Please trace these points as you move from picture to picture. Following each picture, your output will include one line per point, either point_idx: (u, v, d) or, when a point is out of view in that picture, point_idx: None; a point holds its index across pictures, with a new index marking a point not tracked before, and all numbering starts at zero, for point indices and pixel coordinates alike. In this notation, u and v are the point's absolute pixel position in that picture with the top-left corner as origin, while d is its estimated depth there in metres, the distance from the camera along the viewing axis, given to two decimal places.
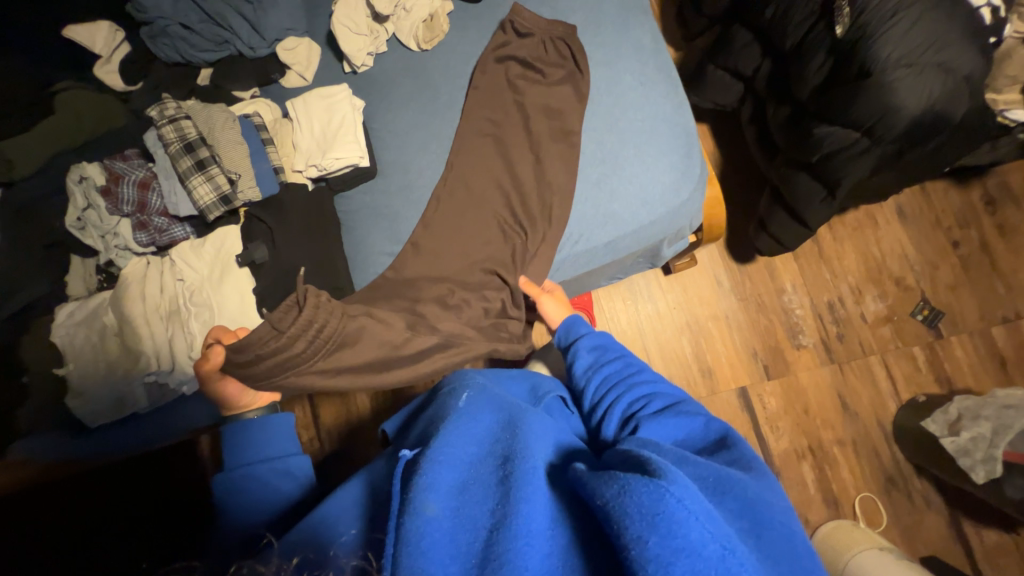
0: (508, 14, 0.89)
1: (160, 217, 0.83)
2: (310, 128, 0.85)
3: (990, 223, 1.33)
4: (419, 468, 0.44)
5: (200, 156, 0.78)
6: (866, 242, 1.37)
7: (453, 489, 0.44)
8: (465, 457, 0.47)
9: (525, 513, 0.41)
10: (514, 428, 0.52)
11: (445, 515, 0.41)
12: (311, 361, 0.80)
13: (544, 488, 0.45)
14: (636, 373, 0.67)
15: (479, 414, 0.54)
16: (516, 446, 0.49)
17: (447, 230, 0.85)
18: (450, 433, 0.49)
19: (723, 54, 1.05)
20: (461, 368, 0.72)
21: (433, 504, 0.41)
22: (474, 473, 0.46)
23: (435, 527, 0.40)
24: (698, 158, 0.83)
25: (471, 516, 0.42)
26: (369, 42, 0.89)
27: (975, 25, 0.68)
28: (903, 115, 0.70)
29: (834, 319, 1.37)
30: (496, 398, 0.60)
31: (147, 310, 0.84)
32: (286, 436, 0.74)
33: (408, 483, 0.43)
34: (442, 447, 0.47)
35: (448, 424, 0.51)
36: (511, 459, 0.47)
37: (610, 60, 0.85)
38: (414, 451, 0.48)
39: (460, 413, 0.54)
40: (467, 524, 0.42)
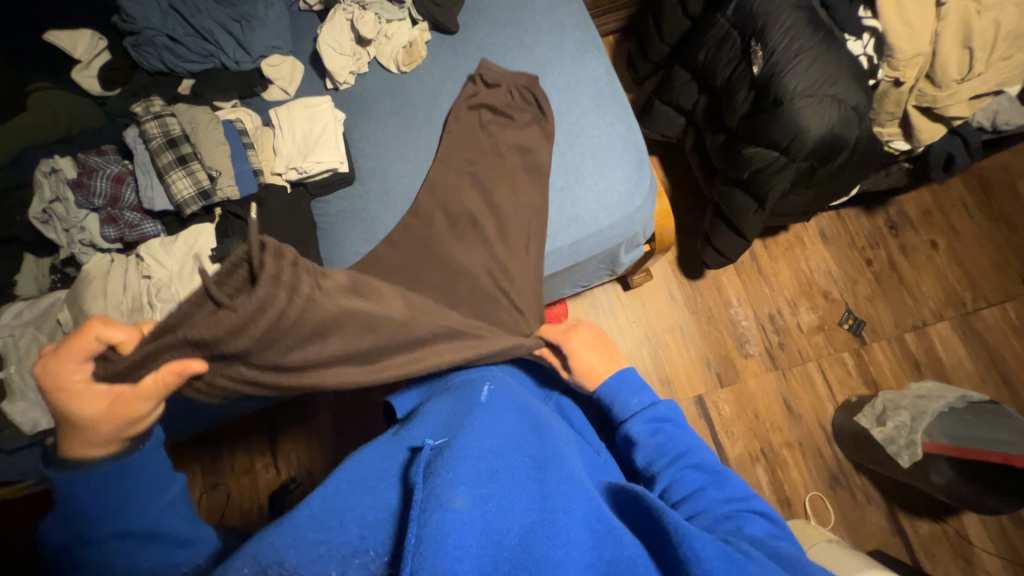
0: (478, 69, 0.98)
1: (132, 212, 0.83)
2: (291, 134, 0.90)
3: (895, 244, 1.54)
4: (444, 463, 0.46)
5: (182, 152, 0.81)
6: (797, 260, 1.54)
7: (483, 478, 0.46)
8: (487, 452, 0.49)
9: (562, 524, 0.46)
10: (541, 437, 0.58)
11: (474, 509, 0.42)
12: (267, 350, 0.63)
13: (578, 498, 0.50)
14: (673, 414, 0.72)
15: (502, 414, 0.59)
16: (542, 453, 0.55)
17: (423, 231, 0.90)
18: (472, 431, 0.52)
19: (666, 91, 1.21)
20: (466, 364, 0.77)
21: (459, 498, 0.42)
22: (504, 464, 0.49)
23: (460, 520, 0.41)
24: (648, 171, 0.93)
25: (504, 510, 0.44)
26: (351, 62, 0.97)
27: (856, 67, 0.85)
28: (810, 136, 0.85)
29: (775, 329, 1.50)
30: (516, 400, 0.64)
31: (109, 307, 0.82)
32: (167, 472, 0.56)
33: (433, 475, 0.45)
34: (468, 443, 0.50)
35: (475, 424, 0.54)
36: (543, 466, 0.53)
37: (570, 86, 0.96)
38: (434, 443, 0.52)
39: (485, 412, 0.57)
40: (497, 516, 0.44)
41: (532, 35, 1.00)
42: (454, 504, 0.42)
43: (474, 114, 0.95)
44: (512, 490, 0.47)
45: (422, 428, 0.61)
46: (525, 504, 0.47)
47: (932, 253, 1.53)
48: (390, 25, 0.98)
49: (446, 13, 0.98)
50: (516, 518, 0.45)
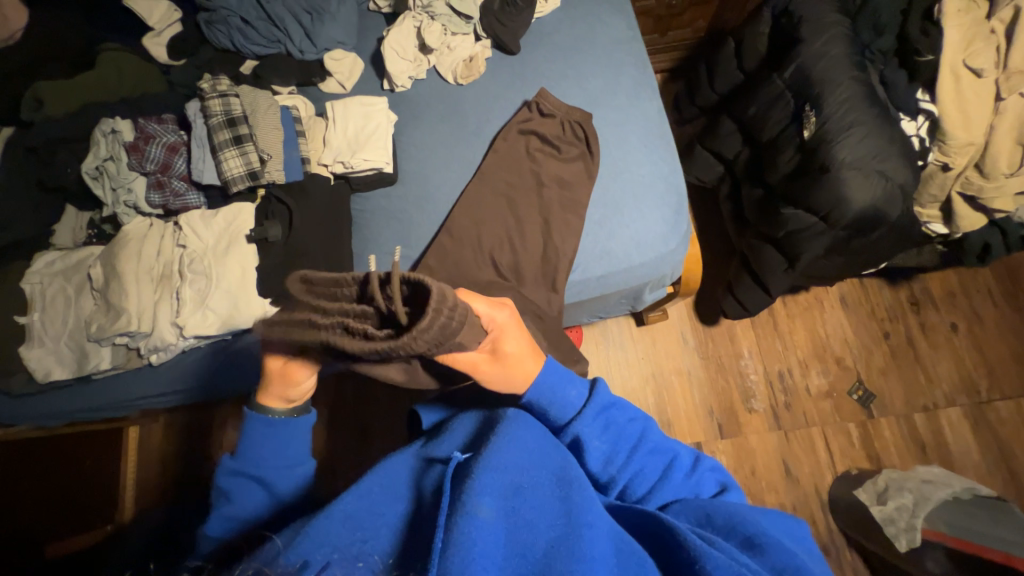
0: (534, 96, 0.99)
1: (180, 181, 0.85)
2: (343, 129, 0.92)
3: (914, 320, 1.53)
4: (472, 473, 0.48)
5: (239, 132, 0.82)
6: (814, 322, 1.53)
7: (506, 492, 0.48)
8: (516, 465, 0.51)
9: (587, 539, 0.46)
10: (564, 452, 0.58)
11: (496, 517, 0.45)
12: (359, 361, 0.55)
13: (601, 515, 0.50)
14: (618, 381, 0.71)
15: (531, 427, 0.59)
16: (568, 469, 0.55)
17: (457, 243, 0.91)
18: (501, 441, 0.53)
19: (711, 139, 1.22)
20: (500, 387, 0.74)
21: (484, 508, 0.44)
22: (527, 479, 0.51)
23: (485, 531, 0.43)
24: (686, 216, 0.94)
25: (526, 522, 0.47)
26: (411, 67, 0.99)
27: (907, 146, 0.85)
28: (852, 207, 0.85)
29: (783, 388, 1.49)
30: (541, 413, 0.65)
31: (139, 271, 0.83)
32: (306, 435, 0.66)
33: (460, 485, 0.47)
34: (498, 454, 0.51)
35: (502, 432, 0.55)
36: (568, 482, 0.53)
37: (621, 122, 0.98)
38: (462, 455, 0.53)
39: (511, 421, 0.58)
40: (520, 530, 0.46)
41: (590, 67, 1.01)
42: (481, 514, 0.44)
43: (523, 135, 0.97)
44: (534, 505, 0.49)
45: (452, 436, 0.63)
46: (551, 517, 0.48)
47: (951, 335, 1.51)
48: (455, 38, 1.00)
49: (510, 33, 1.00)
50: (540, 532, 0.47)
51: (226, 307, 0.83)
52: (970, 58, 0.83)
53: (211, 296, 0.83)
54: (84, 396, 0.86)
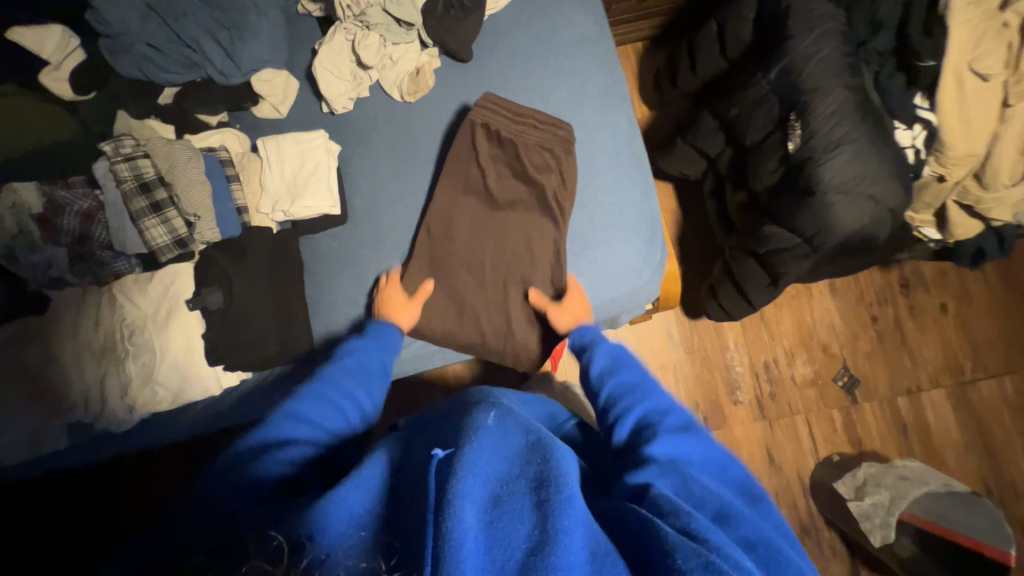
0: (485, 103, 0.87)
1: (103, 250, 0.77)
2: (279, 171, 0.83)
3: (903, 302, 1.49)
4: (453, 473, 0.42)
5: (156, 198, 0.74)
6: (801, 309, 1.50)
7: (486, 501, 0.41)
8: (496, 466, 0.44)
9: (566, 550, 0.38)
10: (545, 441, 0.47)
11: (475, 528, 0.39)
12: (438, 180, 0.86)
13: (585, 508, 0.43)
14: (652, 386, 0.67)
15: (511, 426, 0.49)
16: (548, 463, 0.44)
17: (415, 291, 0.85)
18: (486, 435, 0.46)
19: (691, 134, 1.12)
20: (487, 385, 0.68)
21: (467, 514, 0.39)
22: (509, 484, 0.43)
23: (469, 536, 0.38)
24: (660, 245, 0.87)
25: (505, 532, 0.40)
26: (351, 87, 0.88)
27: (900, 163, 0.77)
28: (837, 232, 0.79)
29: (768, 378, 1.49)
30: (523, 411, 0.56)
31: (80, 348, 0.79)
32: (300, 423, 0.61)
33: (439, 492, 0.41)
34: (476, 454, 0.43)
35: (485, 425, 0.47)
36: (547, 482, 0.42)
37: (588, 138, 0.88)
38: (444, 450, 0.46)
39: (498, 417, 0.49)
40: (500, 542, 0.39)
41: (552, 74, 0.90)
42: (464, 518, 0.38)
43: (480, 158, 0.87)
44: (519, 503, 0.41)
45: (428, 427, 0.56)
46: (527, 524, 0.40)
47: (940, 316, 1.49)
48: (396, 49, 0.88)
49: (460, 40, 0.88)
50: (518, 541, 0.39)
51: (176, 381, 0.79)
52: (976, 60, 0.73)
53: (159, 370, 0.78)
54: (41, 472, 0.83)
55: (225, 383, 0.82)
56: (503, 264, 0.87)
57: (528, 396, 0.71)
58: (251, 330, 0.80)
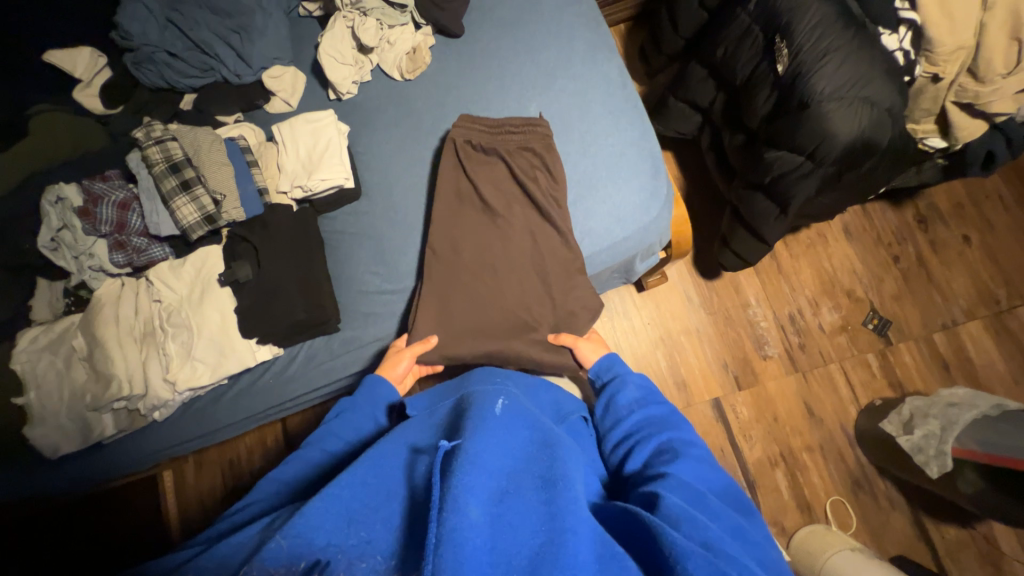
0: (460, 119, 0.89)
1: (139, 237, 0.83)
2: (295, 151, 0.88)
3: (924, 239, 1.46)
4: (456, 468, 0.44)
5: (185, 177, 0.79)
6: (819, 258, 1.48)
7: (493, 496, 0.45)
8: (500, 468, 0.48)
9: (571, 547, 0.42)
10: (550, 449, 0.53)
11: (484, 521, 0.42)
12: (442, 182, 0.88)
13: (586, 515, 0.47)
14: (675, 422, 0.68)
15: (514, 432, 0.54)
16: (554, 469, 0.50)
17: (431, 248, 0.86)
18: (490, 435, 0.50)
19: (682, 88, 1.15)
20: (488, 369, 0.71)
21: (473, 508, 0.41)
22: (514, 482, 0.48)
23: (474, 531, 0.40)
24: (664, 179, 0.89)
25: (511, 526, 0.43)
26: (354, 71, 0.94)
27: (891, 64, 0.79)
28: (839, 141, 0.80)
29: (795, 330, 1.46)
30: (524, 412, 0.59)
31: (121, 334, 0.82)
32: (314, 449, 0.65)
33: (444, 482, 0.44)
34: (478, 451, 0.47)
35: (490, 428, 0.51)
36: (553, 483, 0.48)
37: (582, 90, 0.92)
38: (450, 442, 0.49)
39: (501, 422, 0.53)
40: (506, 535, 0.43)
41: (541, 37, 0.95)
42: (471, 517, 0.41)
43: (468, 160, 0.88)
44: (526, 507, 0.46)
45: (437, 427, 0.59)
46: (534, 524, 0.44)
47: (964, 248, 1.45)
48: (392, 31, 0.94)
49: (452, 16, 0.94)
50: (525, 539, 0.43)
51: (214, 356, 0.82)
52: None
53: (196, 347, 0.82)
54: (99, 462, 0.87)
55: (260, 356, 0.85)
56: (514, 214, 0.88)
57: (527, 381, 0.72)
58: (280, 300, 0.84)
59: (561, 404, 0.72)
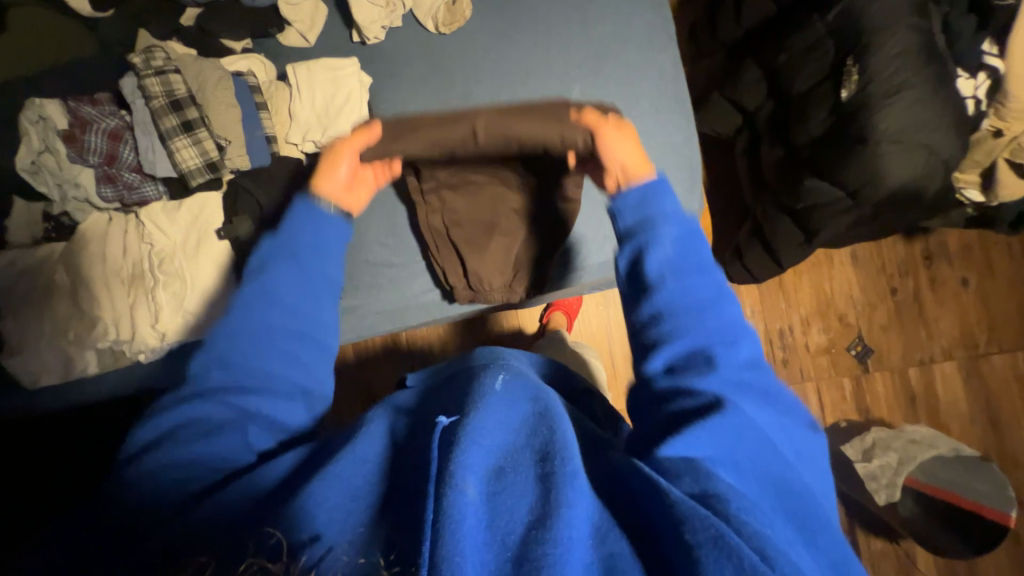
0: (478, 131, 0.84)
1: (132, 173, 0.76)
2: (310, 100, 0.80)
3: (924, 275, 1.48)
4: (456, 444, 0.40)
5: (188, 117, 0.73)
6: (820, 278, 1.49)
7: (491, 473, 0.41)
8: (501, 441, 0.44)
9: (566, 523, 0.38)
10: (551, 420, 0.48)
11: (482, 501, 0.38)
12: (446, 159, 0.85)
13: (586, 492, 0.42)
14: (720, 304, 0.53)
15: (516, 403, 0.49)
16: (553, 441, 0.45)
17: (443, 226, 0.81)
18: (493, 401, 0.46)
19: (730, 86, 1.06)
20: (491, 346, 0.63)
21: (472, 487, 0.38)
22: (514, 457, 0.43)
23: (471, 514, 0.37)
24: (699, 193, 0.87)
25: (508, 506, 0.39)
26: (384, 14, 0.83)
27: (959, 112, 0.75)
28: (887, 183, 0.77)
29: (782, 345, 1.48)
30: (529, 381, 0.54)
31: (108, 273, 0.77)
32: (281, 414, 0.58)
33: (440, 460, 0.40)
34: (482, 425, 0.43)
35: (493, 402, 0.46)
36: (550, 456, 0.43)
37: (630, 80, 0.85)
38: (448, 417, 0.45)
39: (502, 394, 0.49)
40: (502, 515, 0.39)
41: (596, 10, 0.86)
42: (467, 498, 0.37)
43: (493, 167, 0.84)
44: (523, 485, 0.41)
45: (423, 393, 0.57)
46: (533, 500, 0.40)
47: (960, 290, 1.48)
48: None
49: None
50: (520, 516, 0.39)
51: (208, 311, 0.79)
52: None
53: (189, 300, 0.78)
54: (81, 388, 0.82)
55: None
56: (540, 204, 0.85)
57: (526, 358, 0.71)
58: None
59: (564, 376, 0.70)
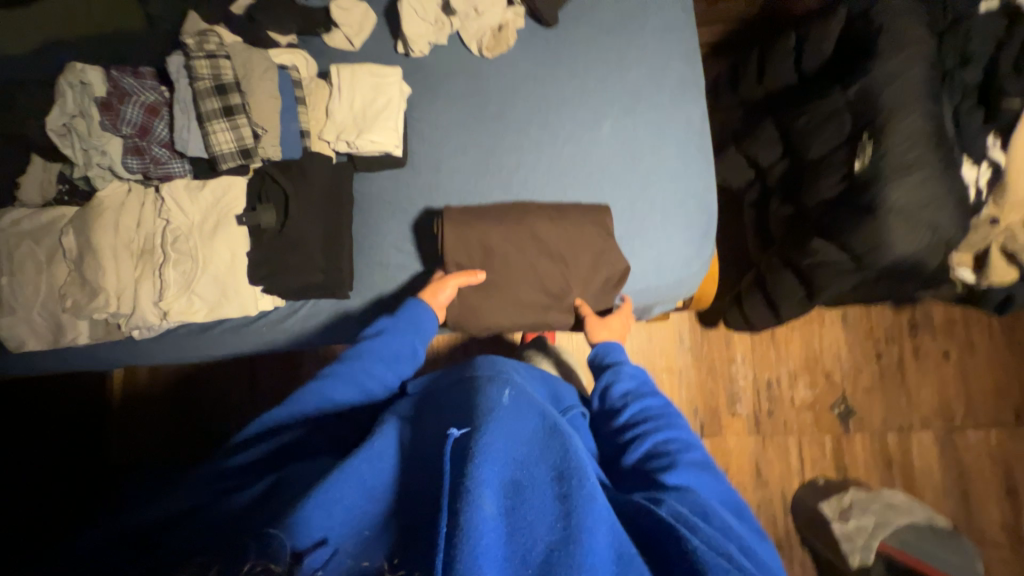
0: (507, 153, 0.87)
1: (161, 148, 0.76)
2: (350, 102, 0.82)
3: (909, 344, 1.53)
4: (470, 458, 0.41)
5: (230, 102, 0.74)
6: (811, 334, 1.53)
7: (505, 489, 0.42)
8: (511, 456, 0.45)
9: (586, 544, 0.39)
10: (560, 435, 0.48)
11: (497, 516, 0.39)
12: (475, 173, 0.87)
13: (603, 514, 0.44)
14: (675, 416, 0.66)
15: (523, 416, 0.49)
16: (567, 459, 0.45)
17: (465, 239, 0.80)
18: (502, 416, 0.47)
19: (747, 141, 1.10)
20: (492, 356, 0.61)
21: (488, 501, 0.39)
22: (526, 473, 0.44)
23: (489, 528, 0.38)
24: (714, 240, 0.90)
25: (526, 523, 0.40)
26: (432, 31, 0.86)
27: (962, 197, 0.80)
28: (893, 254, 0.81)
29: (768, 396, 1.50)
30: (531, 394, 0.54)
31: (117, 245, 0.76)
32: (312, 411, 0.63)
33: (456, 473, 0.41)
34: (493, 440, 0.44)
35: (500, 416, 0.47)
36: (564, 475, 0.44)
37: (660, 126, 0.89)
38: (459, 429, 0.45)
39: (507, 407, 0.49)
40: (519, 533, 0.40)
41: (634, 56, 0.90)
42: (485, 513, 0.38)
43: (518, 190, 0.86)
44: (538, 503, 0.42)
45: (424, 399, 0.56)
46: (550, 518, 0.41)
47: (941, 362, 1.53)
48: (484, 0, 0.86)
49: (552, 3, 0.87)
50: (539, 535, 0.40)
51: (215, 295, 0.78)
52: None
53: (198, 282, 0.77)
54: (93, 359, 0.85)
55: (262, 306, 0.80)
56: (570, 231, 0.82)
57: (524, 366, 0.69)
58: (298, 256, 0.79)
59: (559, 396, 0.71)
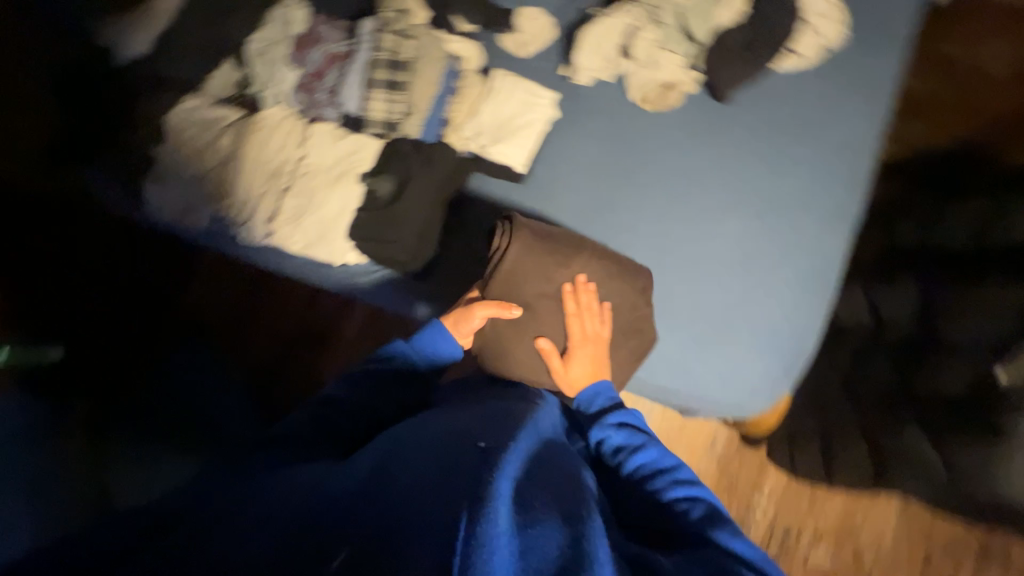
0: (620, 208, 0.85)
1: (326, 93, 0.85)
2: (497, 107, 0.83)
3: (968, 569, 1.32)
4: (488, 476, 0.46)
5: (396, 79, 0.80)
6: (855, 505, 1.36)
7: (519, 507, 0.46)
8: (529, 487, 0.50)
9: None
10: (575, 488, 0.54)
11: (510, 532, 0.43)
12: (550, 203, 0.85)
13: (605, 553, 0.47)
14: (676, 466, 0.67)
15: (538, 458, 0.55)
16: (578, 507, 0.50)
17: (520, 265, 0.80)
18: (516, 451, 0.52)
19: (878, 289, 0.99)
20: (521, 396, 0.71)
21: (502, 514, 0.43)
22: (538, 503, 0.48)
23: (503, 543, 0.42)
24: (795, 381, 0.82)
25: (539, 546, 0.44)
26: (601, 68, 0.87)
27: None
28: (999, 490, 0.74)
29: (780, 544, 1.37)
30: (544, 440, 0.60)
31: (258, 159, 0.84)
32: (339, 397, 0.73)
33: (474, 484, 0.46)
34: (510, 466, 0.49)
35: (516, 450, 0.52)
36: (575, 517, 0.48)
37: (788, 243, 0.82)
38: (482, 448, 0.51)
39: (526, 447, 0.55)
40: (530, 553, 0.43)
41: (790, 161, 0.85)
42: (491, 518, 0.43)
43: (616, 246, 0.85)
44: (543, 521, 0.46)
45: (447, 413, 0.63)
46: (557, 546, 0.45)
47: None
48: (665, 55, 0.86)
49: (731, 80, 0.85)
50: (548, 556, 0.43)
51: (313, 234, 0.84)
52: None
53: (306, 217, 0.83)
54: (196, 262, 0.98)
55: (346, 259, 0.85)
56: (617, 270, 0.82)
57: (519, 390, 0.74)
58: (394, 230, 0.83)
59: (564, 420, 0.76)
